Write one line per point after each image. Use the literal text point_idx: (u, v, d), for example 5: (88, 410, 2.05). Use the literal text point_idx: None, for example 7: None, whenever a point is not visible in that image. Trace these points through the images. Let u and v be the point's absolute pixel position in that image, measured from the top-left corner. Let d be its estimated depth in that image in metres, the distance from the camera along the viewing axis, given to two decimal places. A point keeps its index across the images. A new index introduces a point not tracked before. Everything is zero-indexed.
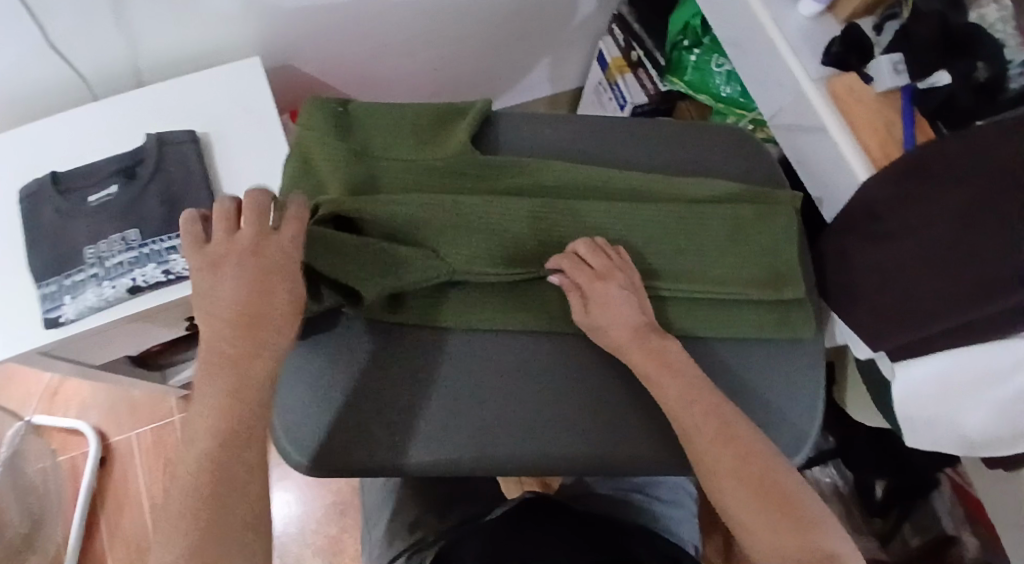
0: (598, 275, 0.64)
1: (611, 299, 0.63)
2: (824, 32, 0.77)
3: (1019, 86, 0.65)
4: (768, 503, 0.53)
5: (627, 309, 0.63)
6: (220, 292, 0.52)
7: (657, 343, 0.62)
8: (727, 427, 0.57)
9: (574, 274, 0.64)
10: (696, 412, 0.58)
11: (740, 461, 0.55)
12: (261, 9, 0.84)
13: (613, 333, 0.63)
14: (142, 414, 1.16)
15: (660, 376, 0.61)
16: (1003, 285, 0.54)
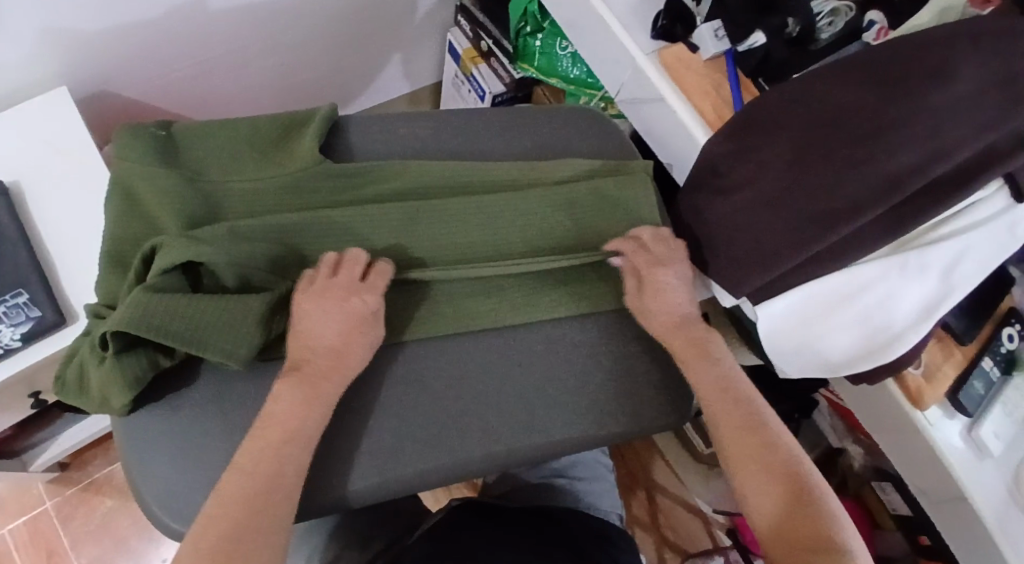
0: (656, 261, 0.66)
1: (665, 288, 0.65)
2: (649, 5, 0.80)
3: (828, 36, 0.71)
4: (789, 493, 0.55)
5: (677, 295, 0.66)
6: (330, 324, 0.59)
7: (700, 334, 0.65)
8: (754, 422, 0.60)
9: (636, 258, 0.66)
10: (727, 404, 0.61)
11: (765, 455, 0.57)
12: (61, 39, 0.77)
13: (658, 320, 0.65)
14: (8, 509, 1.04)
15: (694, 365, 0.63)
16: (839, 216, 0.59)
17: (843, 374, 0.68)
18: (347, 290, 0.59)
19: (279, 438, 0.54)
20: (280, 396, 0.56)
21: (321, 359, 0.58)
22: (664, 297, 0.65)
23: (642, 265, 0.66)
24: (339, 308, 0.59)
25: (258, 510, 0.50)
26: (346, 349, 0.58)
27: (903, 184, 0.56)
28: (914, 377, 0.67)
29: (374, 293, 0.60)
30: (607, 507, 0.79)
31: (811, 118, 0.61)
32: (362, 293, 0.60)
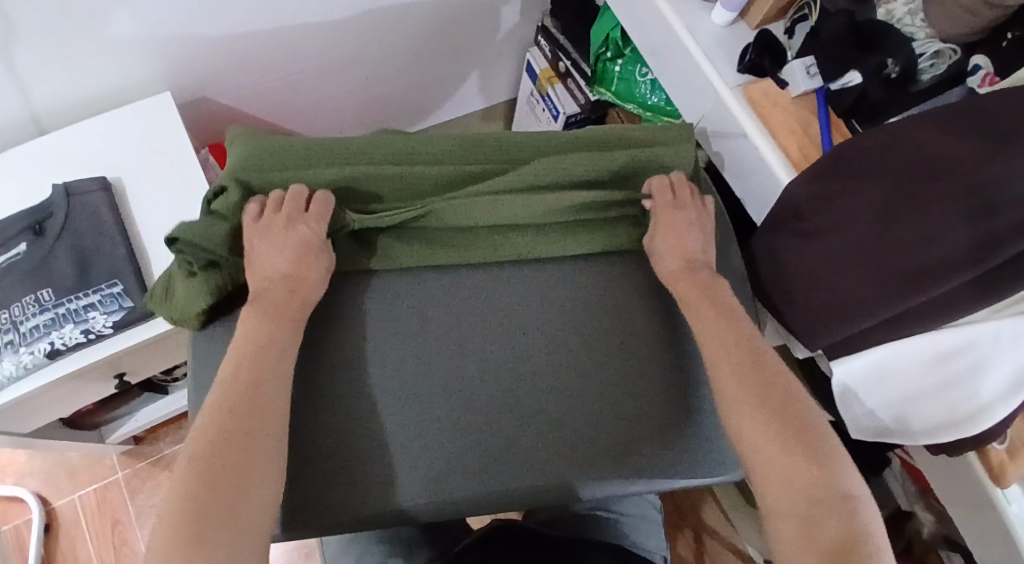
0: (676, 202, 0.68)
1: (681, 226, 0.67)
2: (737, 38, 0.78)
3: (930, 78, 0.68)
4: (812, 481, 0.52)
5: (693, 236, 0.67)
6: (281, 255, 0.62)
7: (705, 278, 0.65)
8: (791, 398, 0.57)
9: (660, 199, 0.68)
10: (732, 344, 0.61)
11: (786, 434, 0.55)
12: (165, 42, 0.81)
13: (668, 262, 0.67)
14: (84, 476, 1.12)
15: (700, 308, 0.64)
16: (930, 275, 0.56)
17: (922, 441, 0.65)
18: (291, 218, 0.63)
19: (242, 389, 0.55)
20: (245, 319, 0.60)
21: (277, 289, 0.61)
22: (681, 238, 0.67)
23: (667, 202, 0.68)
24: (288, 238, 0.62)
25: (244, 443, 0.53)
26: (302, 277, 0.62)
27: (1001, 247, 0.52)
28: (996, 451, 0.63)
29: (320, 222, 0.63)
30: (652, 547, 0.79)
31: (907, 168, 0.58)
32: (310, 220, 0.63)
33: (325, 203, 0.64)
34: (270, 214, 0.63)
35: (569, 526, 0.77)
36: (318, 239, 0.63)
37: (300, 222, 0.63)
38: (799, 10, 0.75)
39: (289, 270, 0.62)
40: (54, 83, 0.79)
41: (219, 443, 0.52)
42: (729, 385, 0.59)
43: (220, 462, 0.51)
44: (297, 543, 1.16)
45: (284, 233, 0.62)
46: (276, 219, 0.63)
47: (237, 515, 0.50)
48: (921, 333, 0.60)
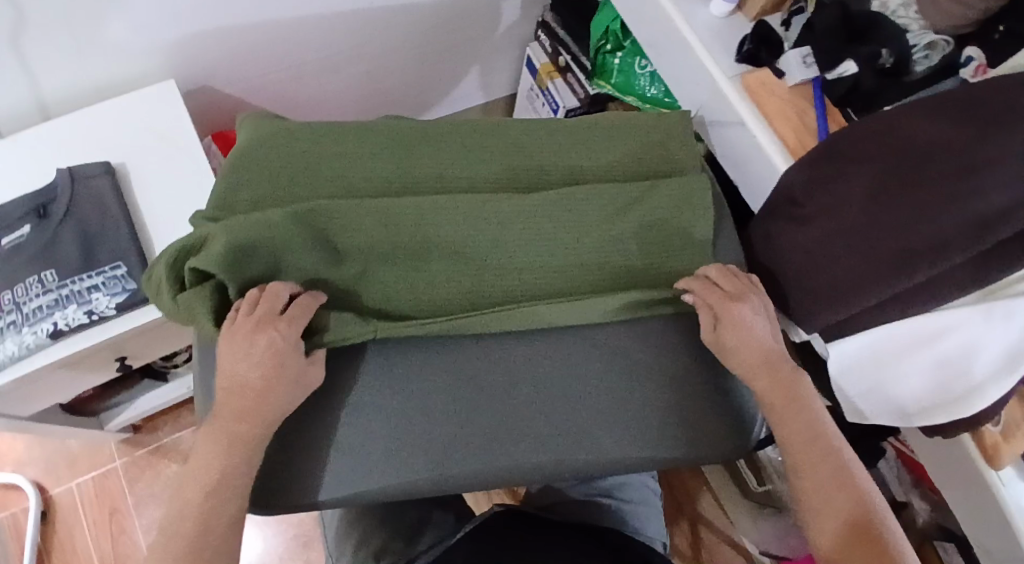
0: (729, 296, 0.62)
1: (747, 322, 0.61)
2: (736, 30, 0.79)
3: (923, 69, 0.69)
4: (857, 528, 0.59)
5: (757, 328, 0.61)
6: (248, 366, 0.55)
7: (786, 373, 0.61)
8: (820, 446, 0.60)
9: (707, 294, 0.62)
10: (790, 418, 0.61)
11: (831, 484, 0.60)
12: (169, 31, 0.82)
13: (744, 357, 0.61)
14: (83, 464, 1.12)
15: (783, 408, 0.61)
16: (922, 257, 0.57)
17: (916, 423, 0.66)
18: (255, 326, 0.55)
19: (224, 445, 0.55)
20: (211, 429, 0.56)
21: (248, 396, 0.55)
22: (746, 334, 0.61)
23: (716, 301, 0.61)
24: (254, 347, 0.55)
25: (224, 502, 0.56)
26: (267, 391, 0.55)
27: (991, 230, 0.53)
28: (991, 433, 0.64)
29: (292, 325, 0.56)
30: (652, 533, 0.79)
31: (899, 152, 0.58)
32: (281, 325, 0.56)
33: (304, 308, 0.57)
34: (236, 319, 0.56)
35: (569, 511, 0.78)
36: (286, 344, 0.56)
37: (265, 327, 0.55)
38: (796, 2, 0.77)
39: (253, 392, 0.55)
40: (59, 70, 0.80)
41: (205, 483, 0.55)
42: (783, 428, 0.61)
43: (215, 496, 0.56)
44: (295, 533, 1.16)
45: (244, 337, 0.55)
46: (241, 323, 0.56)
47: (221, 532, 0.56)
48: (913, 315, 0.61)
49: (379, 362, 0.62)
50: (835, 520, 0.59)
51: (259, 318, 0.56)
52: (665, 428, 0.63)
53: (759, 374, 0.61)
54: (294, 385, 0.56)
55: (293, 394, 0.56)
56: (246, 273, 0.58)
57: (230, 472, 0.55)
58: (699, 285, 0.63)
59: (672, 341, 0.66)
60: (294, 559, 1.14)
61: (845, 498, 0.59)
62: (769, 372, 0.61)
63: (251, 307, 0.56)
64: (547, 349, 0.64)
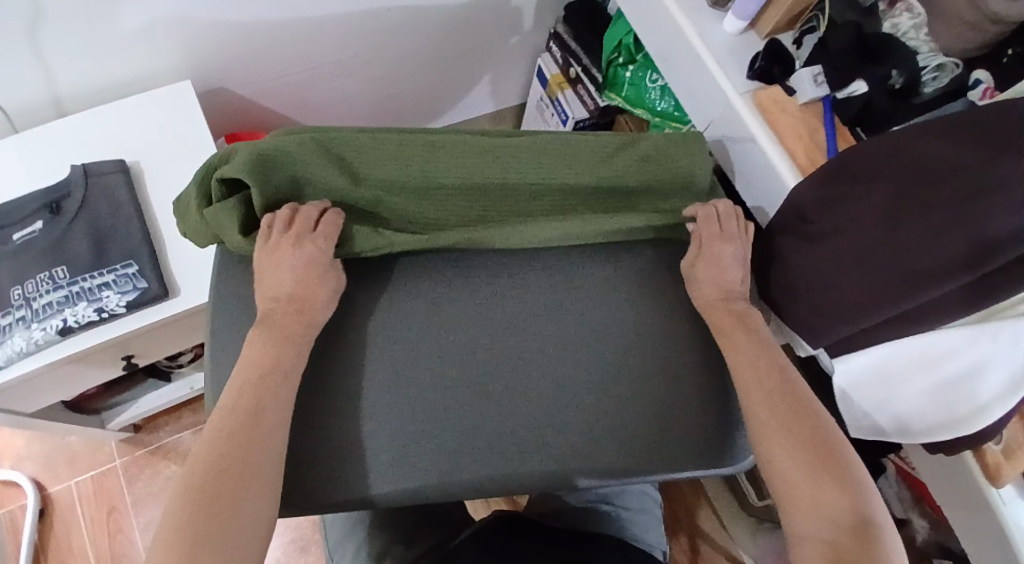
0: (719, 235, 0.67)
1: (724, 258, 0.66)
2: (748, 47, 0.80)
3: (933, 90, 0.70)
4: (815, 457, 0.55)
5: (732, 270, 0.66)
6: (286, 278, 0.61)
7: (739, 308, 0.65)
8: (788, 383, 0.60)
9: (704, 226, 0.67)
10: (753, 358, 0.62)
11: (793, 415, 0.58)
12: (188, 32, 0.83)
13: (704, 289, 0.66)
14: (82, 462, 1.11)
15: (739, 339, 0.63)
16: (932, 276, 0.58)
17: (921, 439, 0.66)
18: (293, 242, 0.61)
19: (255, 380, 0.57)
20: (251, 343, 0.59)
21: (282, 309, 0.60)
22: (719, 271, 0.66)
23: (707, 234, 0.67)
24: (292, 261, 0.61)
25: (250, 439, 0.54)
26: (308, 300, 0.61)
27: (1000, 251, 0.54)
28: (992, 452, 0.65)
29: (328, 241, 0.62)
30: (653, 541, 0.79)
31: (911, 173, 0.59)
32: (317, 240, 0.62)
33: (335, 224, 0.63)
34: (274, 236, 0.62)
35: (572, 518, 0.77)
36: (325, 257, 0.62)
37: (303, 241, 0.62)
38: (808, 22, 0.78)
39: (296, 297, 0.60)
40: (76, 68, 0.80)
41: (235, 420, 0.55)
42: (763, 409, 0.59)
43: (241, 436, 0.54)
44: (293, 537, 1.15)
45: (286, 252, 0.61)
46: (280, 240, 0.62)
47: (253, 478, 0.53)
48: (920, 332, 0.62)
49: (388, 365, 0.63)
50: (823, 520, 0.53)
51: (294, 235, 0.62)
52: (670, 440, 0.64)
53: (715, 308, 0.65)
54: (326, 294, 0.62)
55: (328, 305, 0.62)
56: (269, 189, 0.64)
57: (259, 402, 0.56)
58: (703, 212, 0.68)
59: (680, 352, 0.67)
60: (291, 563, 1.14)
61: (811, 431, 0.57)
62: (760, 348, 0.62)
63: (286, 223, 0.62)
64: (555, 338, 0.66)
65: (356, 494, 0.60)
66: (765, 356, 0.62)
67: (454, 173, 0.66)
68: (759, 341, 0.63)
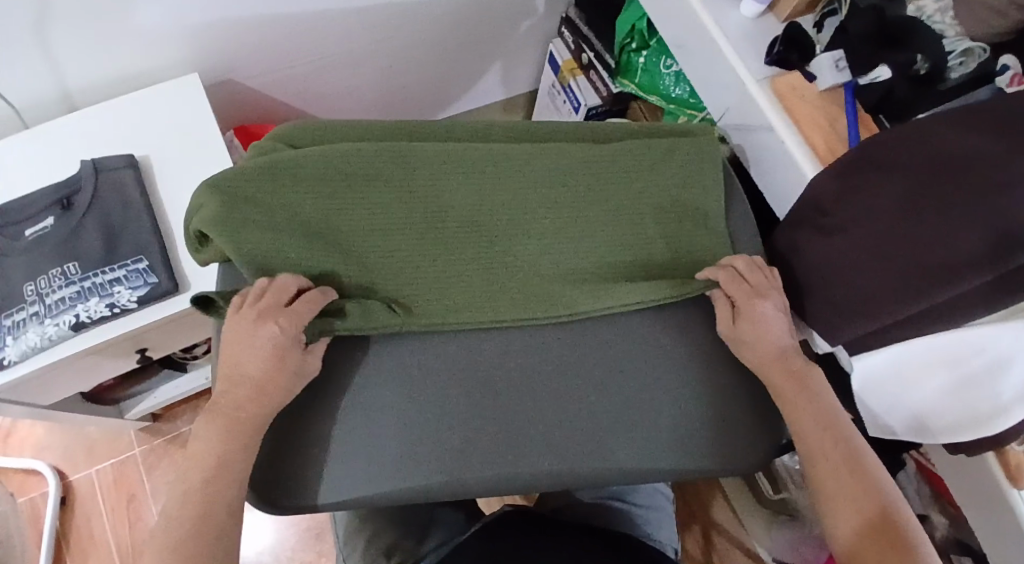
0: (754, 292, 0.64)
1: (763, 316, 0.63)
2: (765, 32, 0.77)
3: (958, 76, 0.67)
4: (883, 535, 0.54)
5: (776, 326, 0.63)
6: (250, 357, 0.56)
7: (798, 367, 0.62)
8: (853, 456, 0.58)
9: (732, 285, 0.64)
10: (819, 431, 0.60)
11: (859, 490, 0.57)
12: (196, 24, 0.82)
13: (760, 351, 0.62)
14: (102, 451, 1.13)
15: (787, 387, 0.62)
16: (951, 272, 0.55)
17: (942, 440, 0.65)
18: (262, 317, 0.57)
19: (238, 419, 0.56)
20: (215, 419, 0.56)
21: (247, 389, 0.56)
22: (761, 331, 0.63)
23: (738, 294, 0.64)
24: (262, 339, 0.56)
25: (226, 479, 0.54)
26: (280, 372, 0.57)
27: (1019, 248, 0.52)
28: (1015, 452, 0.64)
29: (297, 320, 0.57)
30: (664, 538, 0.78)
31: (934, 164, 0.57)
32: (286, 318, 0.57)
33: (313, 303, 0.58)
34: (240, 315, 0.57)
35: (583, 514, 0.77)
36: (296, 335, 0.57)
37: (275, 317, 0.57)
38: (828, 5, 0.75)
39: (264, 378, 0.56)
40: (84, 63, 0.80)
41: (213, 455, 0.54)
42: (830, 478, 0.58)
43: (217, 476, 0.54)
44: (308, 526, 1.17)
45: (256, 333, 0.56)
46: (251, 314, 0.57)
47: (221, 520, 0.53)
48: (938, 332, 0.60)
49: (395, 364, 0.62)
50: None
51: (264, 310, 0.57)
52: (682, 437, 0.62)
53: (771, 369, 0.62)
54: (300, 370, 0.58)
55: (295, 381, 0.57)
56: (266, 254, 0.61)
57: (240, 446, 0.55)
58: (723, 272, 0.65)
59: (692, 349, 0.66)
60: (306, 551, 1.15)
61: (877, 510, 0.56)
62: (819, 416, 0.60)
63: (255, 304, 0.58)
64: (563, 334, 0.65)
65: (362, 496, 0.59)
66: (825, 425, 0.60)
67: (462, 234, 0.65)
68: (818, 407, 0.61)
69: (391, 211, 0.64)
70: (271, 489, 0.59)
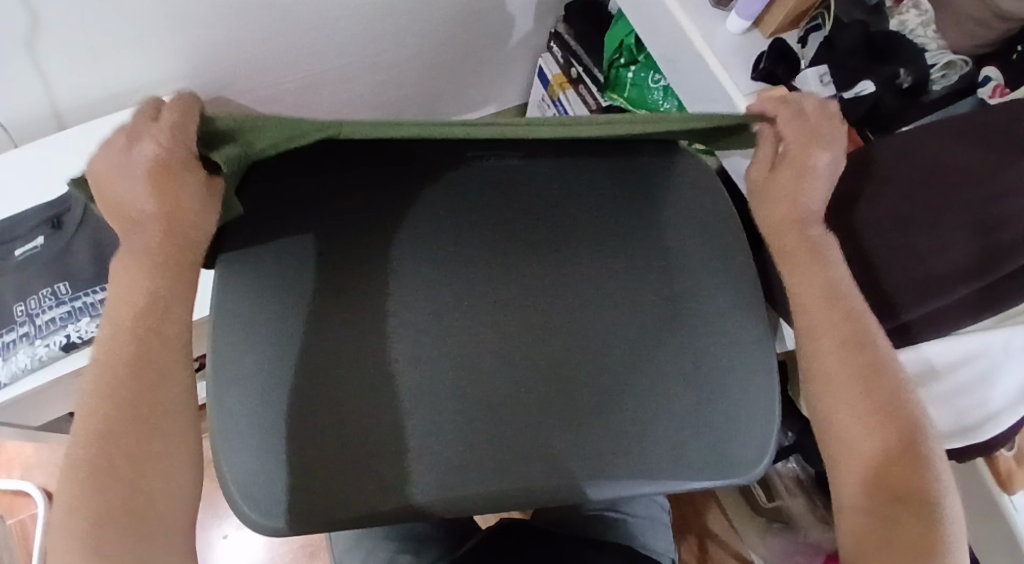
0: (809, 138, 0.57)
1: (811, 168, 0.57)
2: (752, 48, 0.78)
3: (941, 88, 0.69)
4: (882, 422, 0.51)
5: (816, 189, 0.57)
6: (137, 190, 0.49)
7: (817, 235, 0.57)
8: (859, 338, 0.54)
9: (788, 126, 0.58)
10: (834, 312, 0.55)
11: (866, 374, 0.53)
12: (186, 41, 0.82)
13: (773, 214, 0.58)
14: None
15: (803, 264, 0.57)
16: (940, 286, 0.56)
17: (930, 450, 0.66)
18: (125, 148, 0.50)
19: (142, 308, 0.48)
20: (115, 278, 0.50)
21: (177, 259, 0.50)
22: (795, 190, 0.57)
23: (794, 139, 0.57)
24: (138, 169, 0.49)
25: (149, 404, 0.46)
26: (172, 215, 0.49)
27: (1003, 259, 0.55)
28: (1005, 459, 0.66)
29: (174, 140, 0.49)
30: (660, 548, 0.78)
31: (922, 175, 0.58)
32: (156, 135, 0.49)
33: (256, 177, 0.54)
34: (111, 147, 0.50)
35: (580, 524, 0.77)
36: (175, 154, 0.49)
37: (139, 138, 0.50)
38: (812, 20, 0.77)
39: (156, 206, 0.49)
40: (75, 80, 0.80)
41: (115, 378, 0.46)
42: (836, 361, 0.54)
43: (133, 401, 0.46)
44: (302, 543, 1.16)
45: (133, 154, 0.49)
46: (118, 149, 0.50)
47: (155, 448, 0.46)
48: (954, 335, 0.60)
49: None
50: (878, 485, 0.50)
51: (132, 133, 0.50)
52: (695, 442, 0.59)
53: (785, 232, 0.58)
54: (192, 187, 0.49)
55: (202, 206, 0.50)
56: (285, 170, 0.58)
57: (151, 353, 0.48)
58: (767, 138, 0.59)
59: None
60: None
61: (888, 401, 0.52)
62: (824, 290, 0.56)
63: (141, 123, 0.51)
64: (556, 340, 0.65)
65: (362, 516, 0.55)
66: (839, 304, 0.55)
67: None
68: (832, 285, 0.56)
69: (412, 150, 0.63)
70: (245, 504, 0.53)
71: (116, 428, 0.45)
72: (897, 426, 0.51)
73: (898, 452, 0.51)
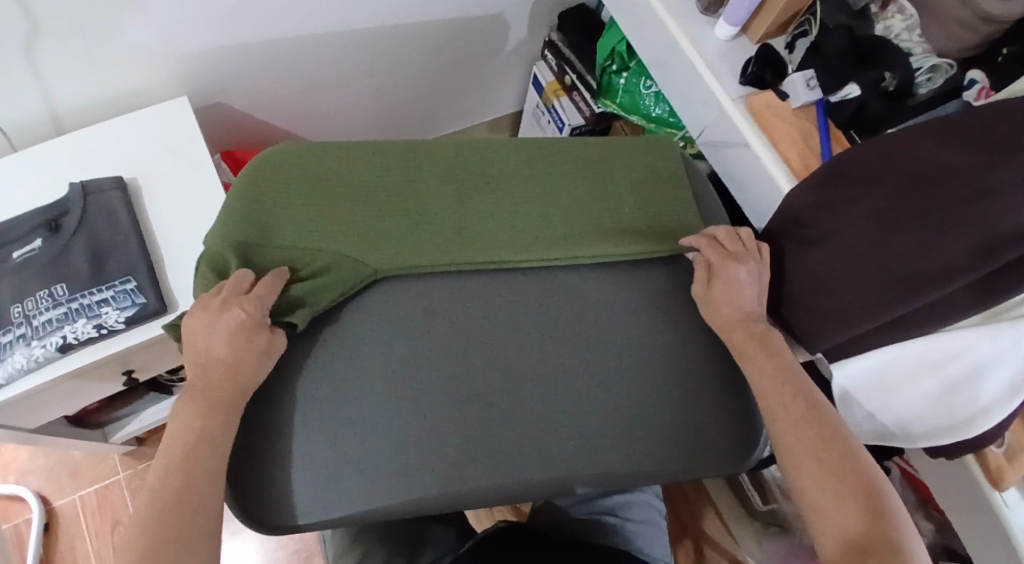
0: (730, 256, 0.65)
1: (736, 281, 0.64)
2: (740, 53, 0.80)
3: (927, 91, 0.70)
4: (842, 488, 0.54)
5: (747, 291, 0.64)
6: (218, 337, 0.57)
7: (761, 330, 0.63)
8: (813, 415, 0.58)
9: (710, 252, 0.66)
10: (786, 394, 0.59)
11: (820, 446, 0.56)
12: (185, 48, 0.84)
13: (724, 312, 0.64)
14: (86, 475, 1.13)
15: (753, 351, 0.62)
16: (928, 281, 0.57)
17: (922, 445, 0.67)
18: (221, 304, 0.58)
19: (205, 399, 0.55)
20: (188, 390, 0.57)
21: (215, 370, 0.57)
22: (735, 295, 0.64)
23: (715, 260, 0.65)
24: (223, 322, 0.57)
25: (193, 487, 0.53)
26: (237, 363, 0.56)
27: (996, 253, 0.53)
28: (994, 455, 0.66)
29: (257, 305, 0.58)
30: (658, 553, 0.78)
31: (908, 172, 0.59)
32: (244, 304, 0.58)
33: (270, 287, 0.60)
34: (210, 297, 0.59)
35: (578, 528, 0.77)
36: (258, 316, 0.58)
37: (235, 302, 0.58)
38: (799, 26, 0.78)
39: (230, 354, 0.56)
40: (75, 86, 0.81)
41: (174, 467, 0.53)
42: (790, 435, 0.58)
43: (183, 486, 0.52)
44: (297, 548, 1.16)
45: (221, 314, 0.58)
46: (213, 301, 0.58)
47: (192, 523, 0.52)
48: (929, 334, 0.61)
49: None
50: (850, 546, 0.52)
51: (224, 297, 0.58)
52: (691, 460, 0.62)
53: (733, 329, 0.63)
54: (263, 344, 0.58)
55: (261, 363, 0.58)
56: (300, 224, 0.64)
57: (204, 446, 0.54)
58: (705, 244, 0.66)
59: (685, 352, 0.65)
60: None
61: (847, 468, 0.55)
62: (778, 374, 0.61)
63: (235, 290, 0.59)
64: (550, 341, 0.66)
65: (310, 518, 0.56)
66: (787, 382, 0.60)
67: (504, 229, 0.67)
68: (783, 367, 0.61)
69: (413, 180, 0.67)
70: (262, 509, 0.56)
71: (163, 503, 0.52)
72: (857, 490, 0.54)
73: (863, 514, 0.53)
